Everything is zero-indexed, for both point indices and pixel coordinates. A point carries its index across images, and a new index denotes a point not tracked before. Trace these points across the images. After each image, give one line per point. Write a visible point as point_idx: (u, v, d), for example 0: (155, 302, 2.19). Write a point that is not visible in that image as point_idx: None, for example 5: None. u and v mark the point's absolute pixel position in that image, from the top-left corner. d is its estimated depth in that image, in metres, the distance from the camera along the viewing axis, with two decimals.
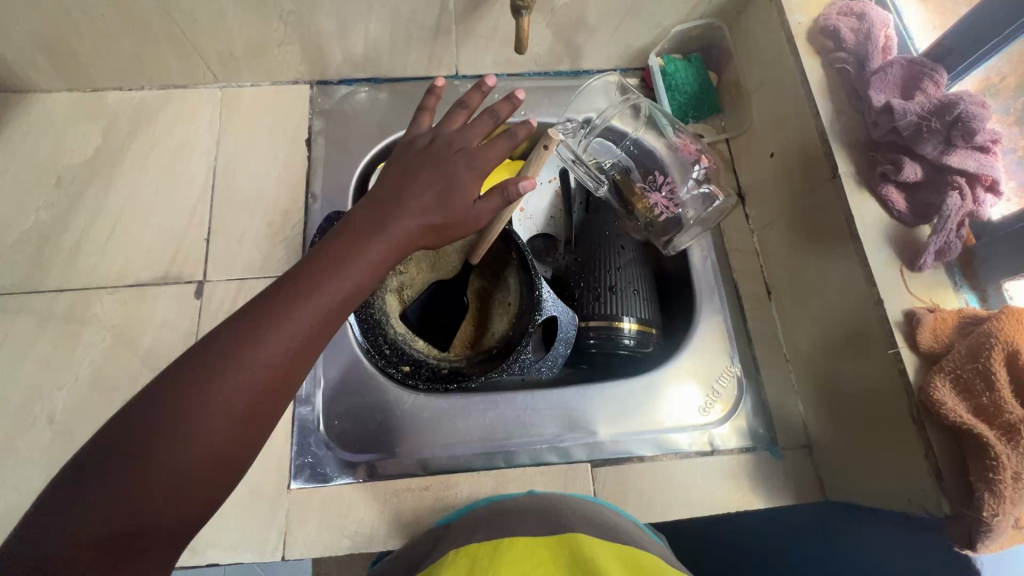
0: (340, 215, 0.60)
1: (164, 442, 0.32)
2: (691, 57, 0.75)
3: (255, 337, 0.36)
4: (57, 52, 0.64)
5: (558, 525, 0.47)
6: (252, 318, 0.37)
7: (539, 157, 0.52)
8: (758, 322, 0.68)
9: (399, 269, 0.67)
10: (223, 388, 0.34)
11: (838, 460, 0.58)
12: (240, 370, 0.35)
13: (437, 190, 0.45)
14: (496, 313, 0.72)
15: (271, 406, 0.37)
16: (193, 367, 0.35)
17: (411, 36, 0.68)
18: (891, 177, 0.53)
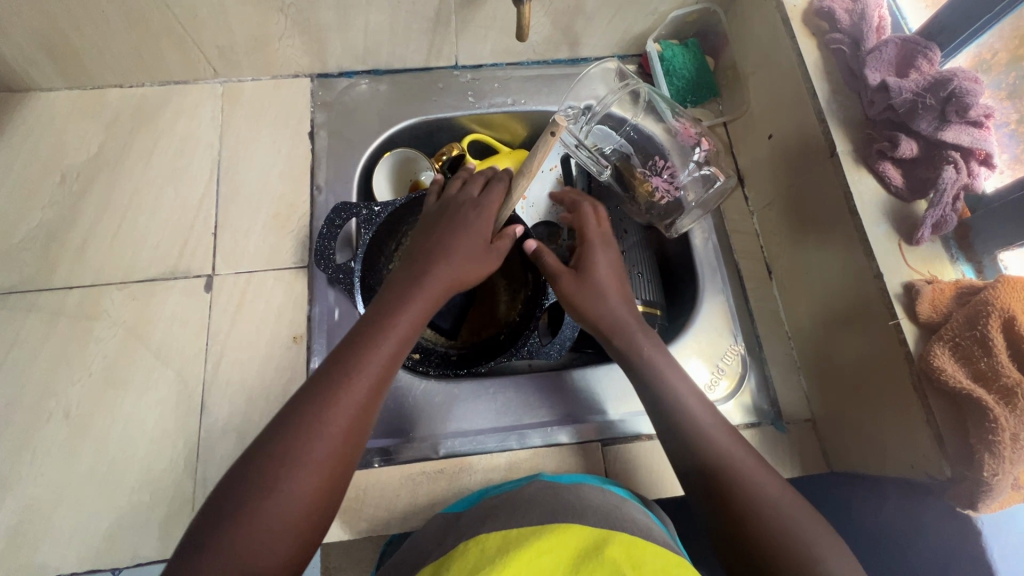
0: (346, 205, 0.63)
1: (278, 482, 0.41)
2: (688, 42, 0.76)
3: (336, 386, 0.44)
4: (57, 50, 0.64)
5: (569, 514, 0.47)
6: (328, 370, 0.46)
7: (547, 146, 0.50)
8: (760, 301, 0.69)
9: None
10: (319, 432, 0.43)
11: (840, 431, 0.60)
12: (329, 417, 0.43)
13: (460, 237, 0.55)
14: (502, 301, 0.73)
15: (357, 442, 0.45)
16: (291, 419, 0.43)
17: (410, 27, 0.69)
18: (888, 153, 0.54)
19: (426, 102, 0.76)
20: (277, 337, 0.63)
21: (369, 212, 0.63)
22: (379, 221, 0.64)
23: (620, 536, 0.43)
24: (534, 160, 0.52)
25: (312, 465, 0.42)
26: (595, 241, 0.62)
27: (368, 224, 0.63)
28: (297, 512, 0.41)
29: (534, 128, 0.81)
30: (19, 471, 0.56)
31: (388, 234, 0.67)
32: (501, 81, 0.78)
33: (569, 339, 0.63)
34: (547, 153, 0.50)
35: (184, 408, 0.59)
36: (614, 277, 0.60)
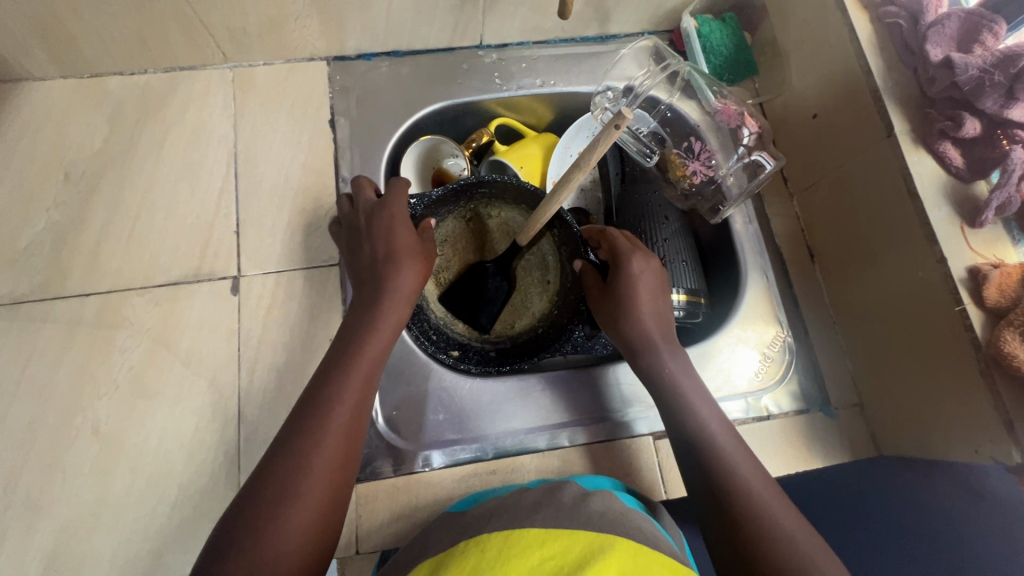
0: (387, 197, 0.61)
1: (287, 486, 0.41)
2: (725, 16, 0.72)
3: (314, 427, 0.44)
4: (52, 35, 0.59)
5: (572, 519, 0.43)
6: (307, 410, 0.45)
7: (608, 140, 0.45)
8: (803, 285, 0.68)
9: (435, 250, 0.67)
10: (307, 475, 0.42)
11: (892, 416, 0.60)
12: (315, 457, 0.43)
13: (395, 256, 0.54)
14: (534, 294, 0.69)
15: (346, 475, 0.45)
16: (274, 468, 0.42)
17: (436, 5, 0.64)
18: (950, 133, 0.52)
19: (452, 85, 0.72)
20: (315, 340, 0.60)
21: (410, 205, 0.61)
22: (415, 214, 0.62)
23: (626, 543, 0.41)
24: (592, 154, 0.47)
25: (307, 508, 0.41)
26: (631, 257, 0.58)
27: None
28: (297, 559, 0.40)
29: (563, 110, 0.77)
30: (52, 492, 0.53)
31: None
32: (528, 61, 0.74)
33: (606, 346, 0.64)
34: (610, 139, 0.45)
35: (221, 418, 0.57)
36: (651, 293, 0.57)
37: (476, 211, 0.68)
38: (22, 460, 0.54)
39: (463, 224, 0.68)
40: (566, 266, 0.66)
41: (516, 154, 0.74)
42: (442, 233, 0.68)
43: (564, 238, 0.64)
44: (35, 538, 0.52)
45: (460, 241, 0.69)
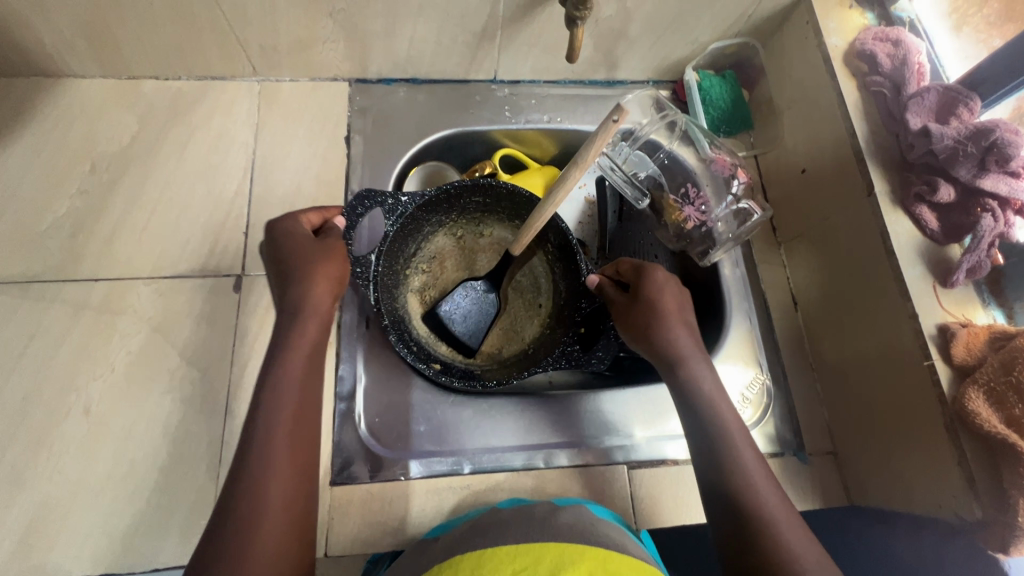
0: (370, 191, 0.59)
1: (254, 492, 0.44)
2: (725, 74, 0.77)
3: (261, 468, 0.44)
4: (99, 38, 0.64)
5: (542, 533, 0.45)
6: (252, 455, 0.45)
7: (605, 134, 0.40)
8: (785, 331, 0.70)
9: (425, 266, 0.71)
10: (265, 506, 0.43)
11: (864, 465, 0.61)
12: (270, 487, 0.44)
13: (304, 269, 0.54)
14: (524, 317, 0.72)
15: (305, 512, 0.46)
16: (231, 517, 0.43)
17: (456, 40, 0.69)
18: (926, 197, 0.56)
19: (464, 114, 0.76)
20: None
21: (394, 200, 0.60)
22: (403, 212, 0.61)
23: (593, 550, 0.42)
24: (587, 153, 0.44)
25: (268, 542, 0.43)
26: (669, 314, 0.56)
27: (392, 214, 0.61)
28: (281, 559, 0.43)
29: (566, 146, 0.81)
30: (36, 466, 0.54)
31: (405, 226, 0.64)
32: (538, 98, 0.79)
33: (602, 364, 0.62)
34: (605, 141, 0.41)
35: (210, 411, 0.58)
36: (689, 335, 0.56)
37: (469, 231, 0.73)
38: (14, 432, 0.55)
39: (455, 242, 0.73)
40: (557, 279, 0.70)
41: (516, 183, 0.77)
42: (429, 248, 0.71)
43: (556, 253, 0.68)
44: (14, 510, 0.53)
45: (451, 258, 0.73)
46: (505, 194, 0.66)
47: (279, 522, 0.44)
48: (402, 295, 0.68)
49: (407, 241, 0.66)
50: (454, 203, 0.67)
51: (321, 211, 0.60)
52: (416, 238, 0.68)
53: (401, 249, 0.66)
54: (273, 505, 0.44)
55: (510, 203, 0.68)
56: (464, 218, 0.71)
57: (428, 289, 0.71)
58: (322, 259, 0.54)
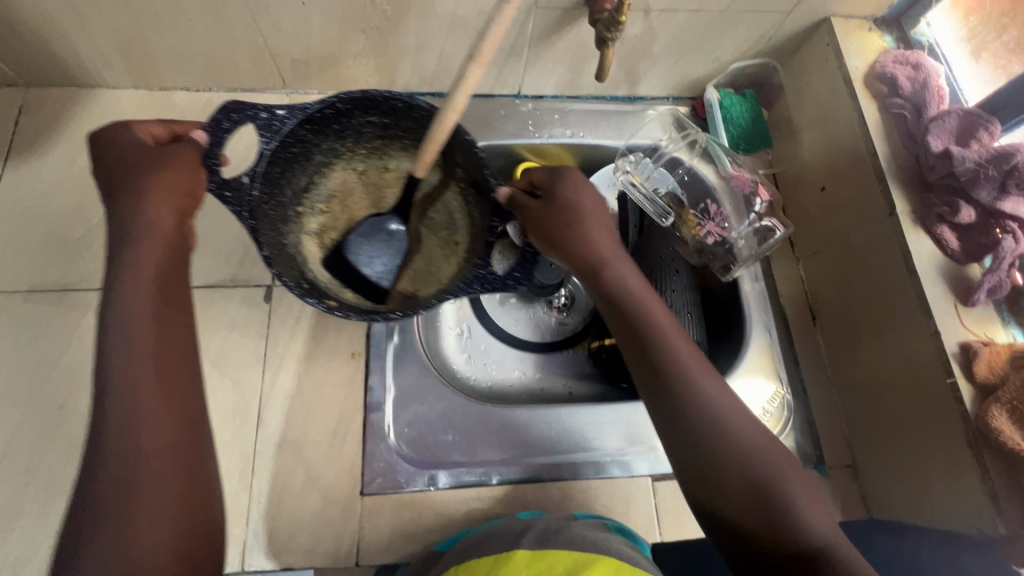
0: (236, 104, 0.50)
1: (123, 483, 0.39)
2: (745, 92, 0.78)
3: (128, 463, 0.40)
4: (135, 50, 0.65)
5: (556, 541, 0.47)
6: (113, 447, 0.40)
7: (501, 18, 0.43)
8: (804, 346, 0.71)
9: (321, 206, 0.65)
10: (138, 498, 0.39)
11: (883, 478, 0.62)
12: (143, 477, 0.40)
13: (136, 179, 0.48)
14: (440, 256, 0.66)
15: (195, 500, 0.42)
16: (98, 523, 0.38)
17: (484, 56, 0.71)
18: (947, 218, 0.57)
19: (489, 128, 0.78)
20: (336, 353, 0.63)
21: (224, 121, 0.50)
22: (283, 129, 0.52)
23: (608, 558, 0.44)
24: (488, 41, 0.44)
25: (155, 508, 0.39)
26: (588, 214, 0.54)
27: (269, 132, 0.52)
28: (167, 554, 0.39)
29: (587, 161, 0.82)
30: (71, 473, 0.55)
31: (286, 146, 0.55)
32: (561, 113, 0.80)
33: (519, 285, 0.54)
34: (504, 29, 0.43)
35: (240, 420, 0.59)
36: (604, 236, 0.55)
37: (371, 163, 0.66)
38: (49, 440, 0.56)
39: (354, 177, 0.67)
40: (473, 208, 0.63)
41: None
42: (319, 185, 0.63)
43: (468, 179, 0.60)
44: (51, 517, 0.54)
45: (354, 194, 0.68)
46: (402, 109, 0.57)
47: (159, 513, 0.39)
48: (297, 239, 0.60)
49: (291, 168, 0.57)
50: (344, 122, 0.58)
51: (169, 125, 0.53)
52: (306, 166, 0.60)
53: (284, 179, 0.57)
54: (153, 492, 0.40)
55: (410, 124, 0.59)
56: (362, 146, 0.63)
57: (314, 225, 0.63)
58: (158, 169, 0.48)
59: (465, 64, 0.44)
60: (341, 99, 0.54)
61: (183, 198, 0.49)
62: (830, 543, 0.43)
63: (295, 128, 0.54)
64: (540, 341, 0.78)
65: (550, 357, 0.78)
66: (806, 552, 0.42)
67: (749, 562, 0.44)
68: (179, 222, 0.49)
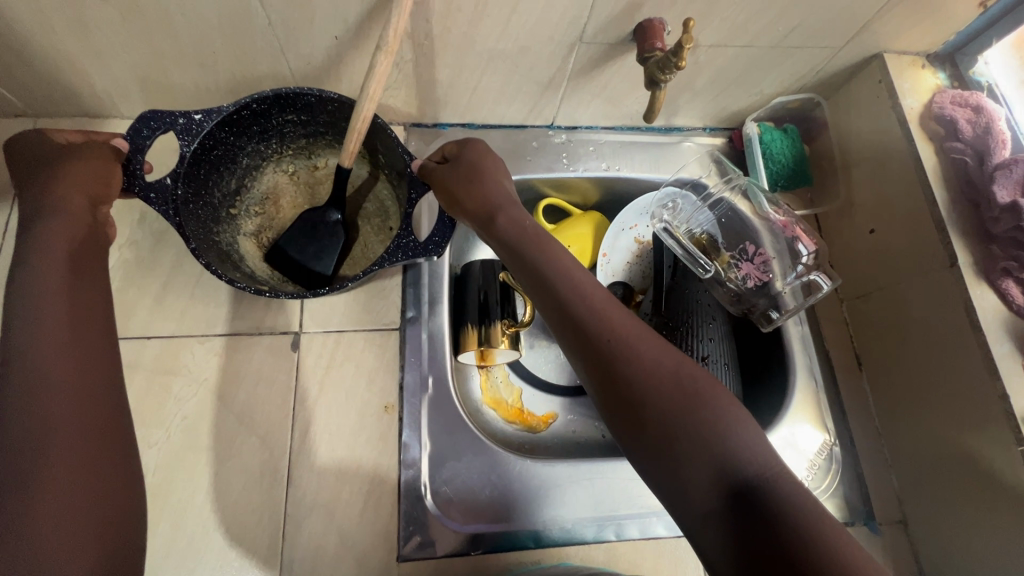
0: (155, 112, 0.52)
1: (24, 457, 0.39)
2: (787, 127, 0.75)
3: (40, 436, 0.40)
4: (154, 84, 0.61)
5: None
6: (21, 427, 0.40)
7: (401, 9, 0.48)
8: (851, 393, 0.68)
9: (256, 208, 0.69)
10: (46, 470, 0.39)
11: (938, 537, 0.60)
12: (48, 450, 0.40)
13: (51, 177, 0.51)
14: (375, 239, 0.70)
15: (109, 475, 0.42)
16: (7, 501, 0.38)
17: (520, 89, 0.68)
18: (1014, 273, 0.55)
19: (521, 161, 0.74)
20: (368, 406, 0.60)
21: (151, 121, 0.52)
22: (202, 131, 0.54)
23: None
24: (394, 33, 0.49)
25: (59, 480, 0.39)
26: (487, 170, 0.56)
27: (189, 135, 0.54)
28: (80, 530, 0.39)
29: (621, 194, 0.79)
30: None
31: (207, 148, 0.56)
32: (595, 145, 0.77)
33: (440, 250, 0.56)
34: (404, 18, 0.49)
35: (268, 479, 0.56)
36: (502, 190, 0.56)
37: (301, 164, 0.70)
38: None
39: (287, 178, 0.70)
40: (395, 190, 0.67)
41: (568, 233, 0.73)
42: (247, 187, 0.66)
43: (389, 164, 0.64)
44: None
45: (287, 195, 0.71)
46: (317, 103, 0.59)
47: (61, 488, 0.39)
48: (234, 239, 0.64)
49: (219, 171, 0.60)
50: (263, 123, 0.60)
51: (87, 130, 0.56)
52: (233, 170, 0.63)
53: (213, 182, 0.60)
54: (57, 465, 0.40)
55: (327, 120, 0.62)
56: (289, 148, 0.67)
57: (246, 225, 0.67)
58: (74, 172, 0.51)
59: (376, 55, 0.50)
60: (256, 101, 0.56)
61: (95, 186, 0.51)
62: (773, 472, 0.40)
63: (214, 131, 0.55)
64: (568, 383, 0.75)
65: (581, 401, 0.75)
66: (745, 482, 0.39)
67: (691, 502, 0.40)
68: (94, 209, 0.52)
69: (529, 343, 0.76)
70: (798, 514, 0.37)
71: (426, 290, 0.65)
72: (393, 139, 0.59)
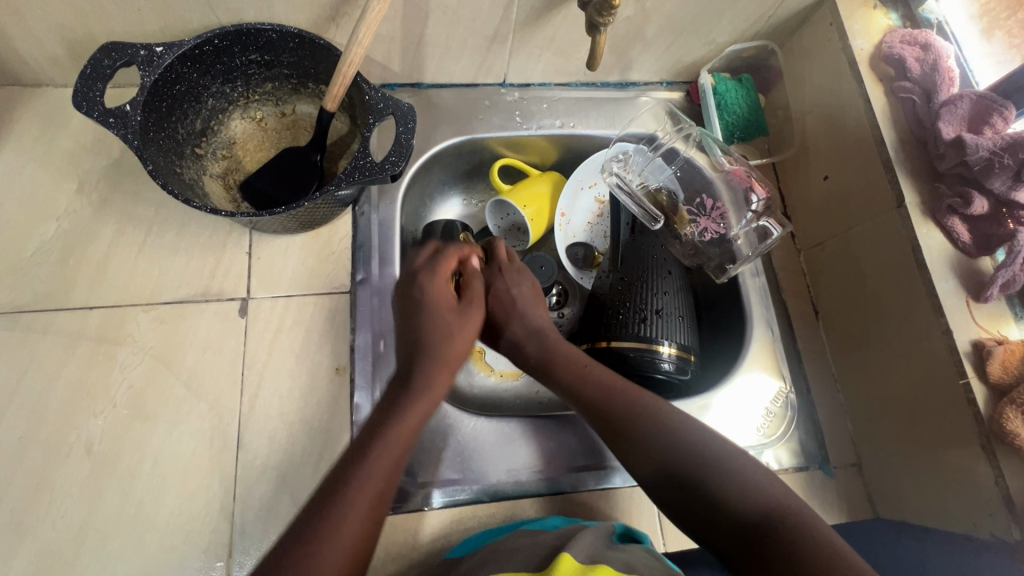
0: (115, 43, 0.52)
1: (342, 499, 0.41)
2: (741, 77, 0.74)
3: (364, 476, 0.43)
4: (82, 46, 0.59)
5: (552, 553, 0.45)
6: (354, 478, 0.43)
7: None
8: (807, 341, 0.69)
9: (223, 152, 0.66)
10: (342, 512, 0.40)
11: (889, 476, 0.60)
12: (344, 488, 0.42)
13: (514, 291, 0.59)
14: None
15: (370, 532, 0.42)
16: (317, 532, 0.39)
17: (466, 43, 0.66)
18: (959, 210, 0.54)
19: (472, 121, 0.73)
20: (319, 369, 0.59)
21: (115, 46, 0.52)
22: (163, 63, 0.54)
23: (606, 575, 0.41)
24: None
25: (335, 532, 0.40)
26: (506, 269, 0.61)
27: (150, 67, 0.54)
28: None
29: (578, 152, 0.78)
30: (37, 509, 0.52)
31: (169, 82, 0.56)
32: (550, 102, 0.75)
33: (397, 168, 0.55)
34: None
35: (220, 444, 0.56)
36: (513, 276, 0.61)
37: (268, 110, 0.68)
38: (12, 474, 0.53)
39: (255, 125, 0.68)
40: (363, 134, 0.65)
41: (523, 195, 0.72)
42: (218, 127, 0.65)
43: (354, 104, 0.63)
44: (16, 559, 0.50)
45: (253, 140, 0.68)
46: (279, 41, 0.58)
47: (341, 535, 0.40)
48: (197, 177, 0.62)
49: (181, 106, 0.59)
50: (227, 61, 0.60)
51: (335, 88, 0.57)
52: (197, 109, 0.61)
53: (174, 117, 0.59)
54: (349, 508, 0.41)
55: (294, 60, 0.62)
56: (255, 92, 0.66)
57: (212, 164, 0.65)
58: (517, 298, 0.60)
59: (371, 0, 0.51)
60: (218, 36, 0.55)
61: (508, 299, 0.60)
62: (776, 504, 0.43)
63: (175, 64, 0.55)
64: None
65: None
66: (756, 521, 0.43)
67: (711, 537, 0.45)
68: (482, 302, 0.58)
69: None
70: (773, 511, 0.43)
71: (376, 251, 0.65)
72: (359, 80, 0.58)
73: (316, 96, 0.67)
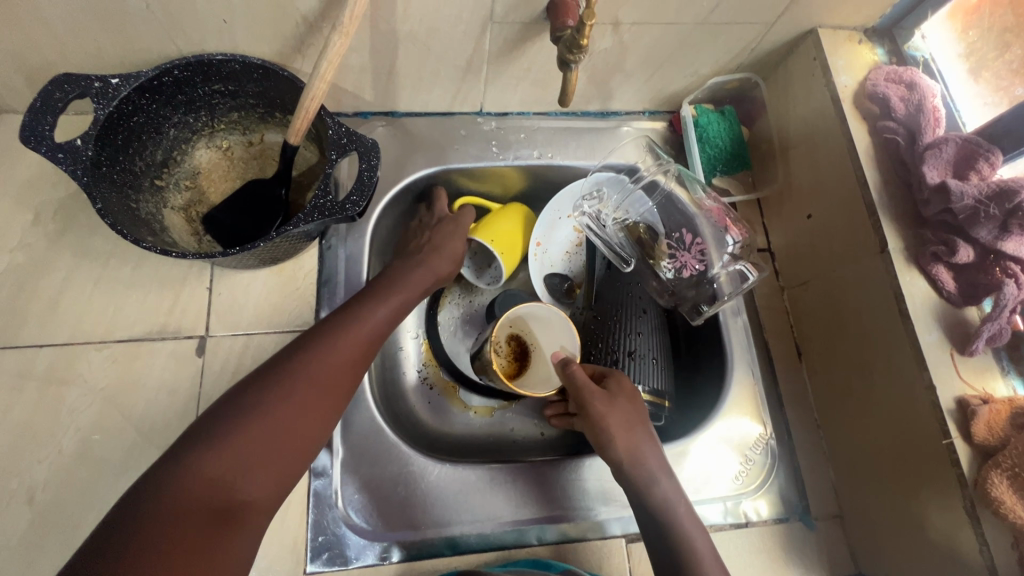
0: (67, 74, 0.49)
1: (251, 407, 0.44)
2: (725, 108, 0.72)
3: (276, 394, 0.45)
4: (37, 74, 0.57)
5: None
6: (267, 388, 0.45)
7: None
8: (790, 384, 0.66)
9: (187, 182, 0.65)
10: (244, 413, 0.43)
11: (872, 531, 0.58)
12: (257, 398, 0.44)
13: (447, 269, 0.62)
14: None
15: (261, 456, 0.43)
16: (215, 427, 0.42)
17: (439, 74, 0.64)
18: (943, 258, 0.52)
19: (447, 151, 0.71)
20: None
21: (67, 76, 0.49)
22: (118, 95, 0.51)
23: None
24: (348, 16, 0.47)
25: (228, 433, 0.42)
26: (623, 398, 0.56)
27: (104, 100, 0.51)
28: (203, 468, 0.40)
29: (557, 182, 0.76)
30: None
31: (126, 114, 0.54)
32: (528, 131, 0.73)
33: (360, 207, 0.53)
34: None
35: None
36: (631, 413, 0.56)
37: (235, 138, 0.66)
38: None
39: (221, 154, 0.66)
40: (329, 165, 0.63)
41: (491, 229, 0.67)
42: (181, 157, 0.63)
43: (319, 137, 0.61)
44: None
45: (218, 170, 0.66)
46: (243, 71, 0.56)
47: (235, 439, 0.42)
48: (156, 210, 0.60)
49: (138, 138, 0.57)
50: (188, 92, 0.57)
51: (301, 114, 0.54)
52: (157, 140, 0.59)
53: (131, 149, 0.57)
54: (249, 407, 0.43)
55: (259, 90, 0.59)
56: (220, 121, 0.64)
57: (172, 197, 0.63)
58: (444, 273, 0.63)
59: (330, 35, 0.48)
60: (177, 66, 0.53)
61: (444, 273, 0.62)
62: None
63: (131, 96, 0.53)
64: None
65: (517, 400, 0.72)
66: None
67: None
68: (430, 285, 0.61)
69: (467, 342, 0.73)
70: None
71: (341, 288, 0.63)
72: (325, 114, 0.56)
73: (284, 125, 0.65)
